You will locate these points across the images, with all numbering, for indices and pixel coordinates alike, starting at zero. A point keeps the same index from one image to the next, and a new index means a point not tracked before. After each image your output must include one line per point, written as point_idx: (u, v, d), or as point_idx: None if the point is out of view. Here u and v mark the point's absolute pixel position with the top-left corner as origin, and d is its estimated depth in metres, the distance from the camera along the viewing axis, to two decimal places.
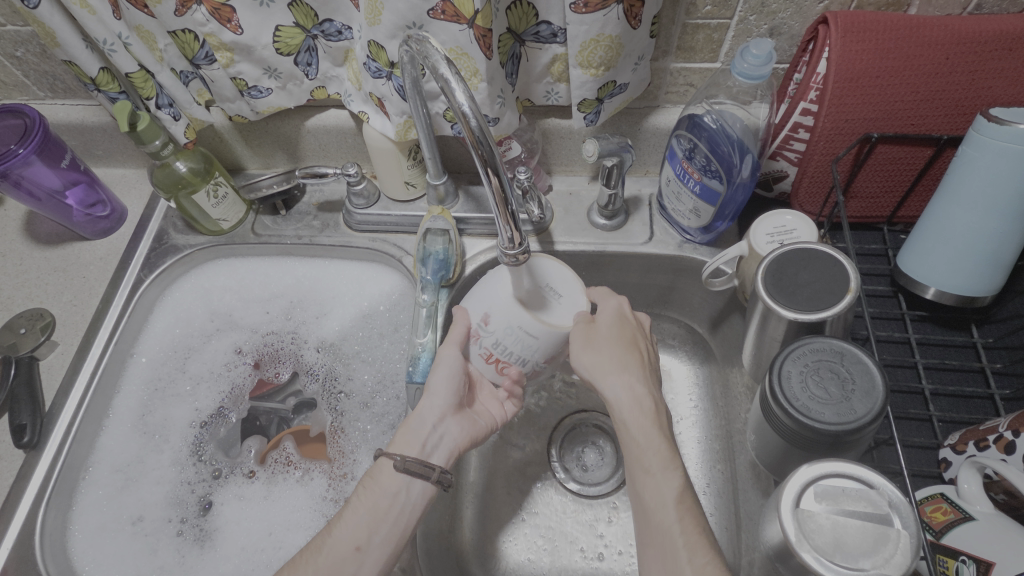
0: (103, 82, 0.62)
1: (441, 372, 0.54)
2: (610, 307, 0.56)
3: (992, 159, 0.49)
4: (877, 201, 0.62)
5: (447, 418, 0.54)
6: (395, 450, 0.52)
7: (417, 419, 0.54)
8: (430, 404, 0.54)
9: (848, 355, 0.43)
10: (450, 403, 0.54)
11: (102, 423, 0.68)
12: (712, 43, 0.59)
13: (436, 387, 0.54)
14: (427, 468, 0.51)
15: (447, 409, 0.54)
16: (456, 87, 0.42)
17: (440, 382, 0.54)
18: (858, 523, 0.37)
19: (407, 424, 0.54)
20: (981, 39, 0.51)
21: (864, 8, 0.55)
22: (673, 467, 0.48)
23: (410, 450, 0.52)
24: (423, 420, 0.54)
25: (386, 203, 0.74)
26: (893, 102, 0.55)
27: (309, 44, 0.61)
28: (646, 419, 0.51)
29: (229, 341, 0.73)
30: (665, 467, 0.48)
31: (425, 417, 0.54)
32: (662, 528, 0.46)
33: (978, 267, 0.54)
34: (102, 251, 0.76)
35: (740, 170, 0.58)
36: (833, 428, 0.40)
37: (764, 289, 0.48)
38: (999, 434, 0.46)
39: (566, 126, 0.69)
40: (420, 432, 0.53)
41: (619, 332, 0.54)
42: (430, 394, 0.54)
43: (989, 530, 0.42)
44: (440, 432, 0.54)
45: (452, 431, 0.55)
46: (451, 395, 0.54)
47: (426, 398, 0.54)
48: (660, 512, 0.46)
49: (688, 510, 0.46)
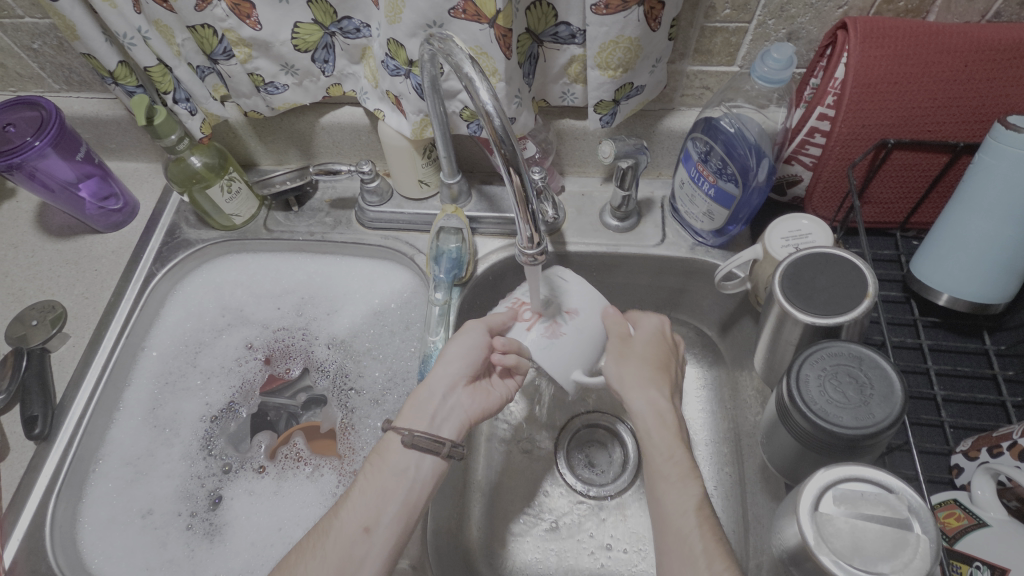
0: (120, 75, 0.62)
1: (461, 343, 0.55)
2: (650, 324, 0.57)
3: (1009, 166, 0.49)
4: (891, 206, 0.62)
5: (458, 389, 0.55)
6: (402, 424, 0.53)
7: (427, 390, 0.54)
8: (442, 373, 0.54)
9: (868, 360, 0.43)
10: (465, 373, 0.55)
11: (113, 416, 0.68)
12: (730, 47, 0.59)
13: (450, 354, 0.55)
14: (437, 443, 0.51)
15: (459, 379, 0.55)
16: (480, 86, 0.42)
17: (455, 353, 0.55)
18: (877, 527, 0.37)
19: (417, 396, 0.54)
20: (1000, 47, 0.51)
21: (883, 14, 0.55)
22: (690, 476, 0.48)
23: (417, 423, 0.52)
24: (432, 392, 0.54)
25: (399, 200, 0.74)
26: (910, 109, 0.55)
27: (326, 41, 0.61)
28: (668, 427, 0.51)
29: (241, 336, 0.73)
30: (683, 474, 0.48)
31: (434, 388, 0.54)
32: (680, 535, 0.45)
33: (993, 273, 0.54)
34: (114, 244, 0.76)
35: (755, 174, 0.58)
36: (851, 432, 0.40)
37: (781, 292, 0.49)
38: (1013, 441, 0.46)
39: (581, 127, 0.69)
40: (431, 404, 0.53)
41: (659, 352, 0.56)
42: (444, 362, 0.55)
43: (1003, 538, 0.42)
44: (450, 403, 0.54)
45: (462, 402, 0.55)
46: (466, 368, 0.54)
47: (441, 365, 0.55)
48: (677, 518, 0.46)
49: (707, 518, 0.45)
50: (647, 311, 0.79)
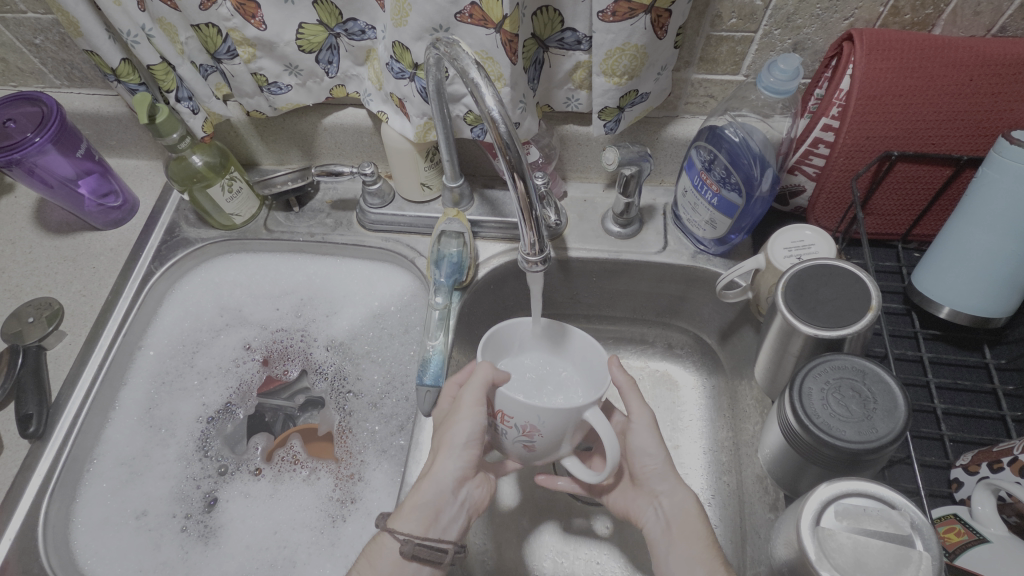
0: (123, 73, 0.62)
1: (460, 430, 0.53)
2: None
3: (1012, 181, 0.49)
4: (894, 218, 0.62)
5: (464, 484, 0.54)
6: (400, 525, 0.50)
7: (435, 484, 0.53)
8: (448, 468, 0.53)
9: (872, 373, 0.43)
10: (469, 466, 0.54)
11: (108, 415, 0.67)
12: (735, 56, 0.59)
13: (456, 450, 0.53)
14: (438, 551, 0.50)
15: (466, 471, 0.54)
16: (486, 92, 0.42)
17: (458, 440, 0.53)
18: (879, 543, 0.37)
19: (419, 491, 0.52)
20: (1006, 61, 0.51)
21: (889, 26, 0.55)
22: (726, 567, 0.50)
23: (415, 527, 0.50)
24: (441, 488, 0.52)
25: (401, 203, 0.73)
26: (914, 121, 0.55)
27: (331, 43, 0.61)
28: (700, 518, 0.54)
29: (239, 337, 0.73)
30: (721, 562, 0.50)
31: (444, 480, 0.53)
32: None
33: (994, 288, 0.54)
34: (113, 241, 0.76)
35: (760, 184, 0.58)
36: (853, 447, 0.40)
37: (784, 303, 0.48)
38: (1014, 457, 0.46)
39: (585, 133, 0.69)
40: (433, 503, 0.52)
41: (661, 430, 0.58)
42: (450, 456, 0.53)
43: (1003, 552, 0.42)
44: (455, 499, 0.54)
45: (469, 495, 0.55)
46: (469, 459, 0.54)
47: (448, 457, 0.53)
48: None
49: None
50: (647, 318, 0.79)
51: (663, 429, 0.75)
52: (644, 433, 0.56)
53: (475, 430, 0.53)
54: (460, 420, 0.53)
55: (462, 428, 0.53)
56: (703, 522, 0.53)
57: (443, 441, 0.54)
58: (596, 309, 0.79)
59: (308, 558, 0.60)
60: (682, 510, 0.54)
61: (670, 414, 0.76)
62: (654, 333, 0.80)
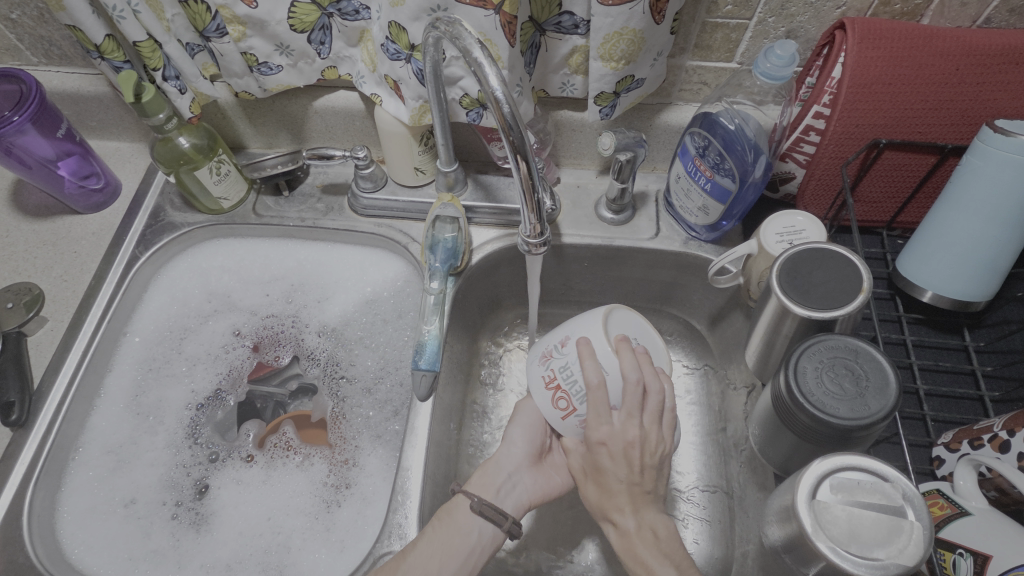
0: (107, 50, 0.60)
1: (518, 423, 0.60)
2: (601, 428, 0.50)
3: (995, 168, 0.51)
4: (879, 205, 0.64)
5: (522, 469, 0.58)
6: (472, 490, 0.55)
7: (496, 466, 0.58)
8: (508, 452, 0.58)
9: (864, 352, 0.44)
10: (527, 453, 0.58)
11: (93, 403, 0.66)
12: (729, 43, 0.60)
13: (514, 437, 0.59)
14: (501, 514, 0.54)
15: (523, 457, 0.58)
16: (489, 71, 0.42)
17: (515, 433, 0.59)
18: (872, 515, 0.37)
19: (486, 468, 0.57)
20: (991, 52, 0.53)
21: (879, 15, 0.56)
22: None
23: (484, 492, 0.55)
24: (500, 467, 0.57)
25: (393, 187, 0.73)
26: (902, 110, 0.56)
27: (323, 22, 0.60)
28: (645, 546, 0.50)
29: (228, 323, 0.72)
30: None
31: (503, 463, 0.58)
32: None
33: (975, 273, 0.56)
34: (95, 225, 0.74)
35: (753, 171, 0.59)
36: (847, 424, 0.41)
37: (779, 286, 0.49)
38: (994, 433, 0.48)
39: (579, 119, 0.69)
40: (498, 478, 0.57)
41: (602, 478, 0.52)
42: (508, 443, 0.59)
43: (985, 526, 0.44)
44: (513, 481, 0.57)
45: (525, 481, 0.58)
46: (527, 445, 0.58)
47: (506, 446, 0.59)
48: None
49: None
50: (639, 304, 0.80)
51: None
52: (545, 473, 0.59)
53: (532, 423, 0.59)
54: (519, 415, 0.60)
55: (521, 422, 0.59)
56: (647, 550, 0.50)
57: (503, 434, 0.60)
58: (587, 296, 0.80)
59: (303, 544, 0.59)
60: (620, 543, 0.52)
61: None
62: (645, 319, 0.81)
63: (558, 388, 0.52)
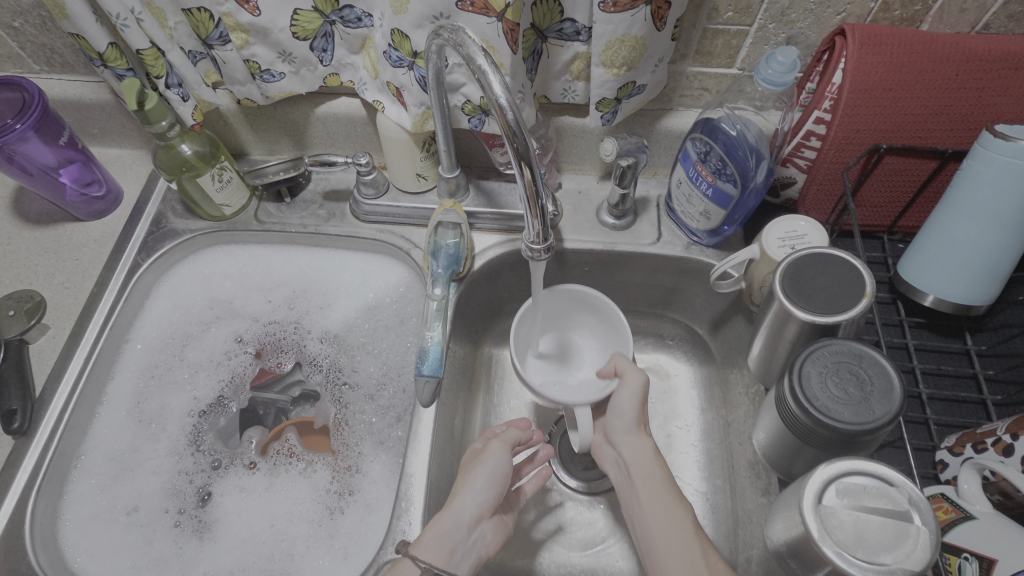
0: (110, 57, 0.60)
1: (484, 469, 0.55)
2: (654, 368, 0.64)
3: (995, 173, 0.51)
4: (880, 210, 0.64)
5: (482, 521, 0.53)
6: (419, 552, 0.49)
7: (452, 520, 0.52)
8: (469, 502, 0.53)
9: (869, 357, 0.44)
10: (489, 503, 0.54)
11: (96, 411, 0.66)
12: (730, 49, 0.60)
13: (479, 482, 0.54)
14: None
15: (484, 509, 0.53)
16: (493, 79, 0.42)
17: (481, 478, 0.55)
18: (879, 519, 0.37)
19: (440, 520, 0.51)
20: (990, 57, 0.53)
21: (879, 21, 0.56)
22: (681, 501, 0.52)
23: (435, 557, 0.49)
24: (459, 523, 0.52)
25: (395, 194, 0.73)
26: (903, 115, 0.57)
27: (326, 30, 0.60)
28: (659, 463, 0.55)
29: (230, 329, 0.71)
30: (677, 498, 0.53)
31: (462, 515, 0.52)
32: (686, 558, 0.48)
33: (977, 277, 0.56)
34: (97, 232, 0.74)
35: (754, 175, 0.59)
36: (851, 428, 0.41)
37: (782, 291, 0.49)
38: (998, 437, 0.48)
39: (580, 125, 0.70)
40: (454, 536, 0.51)
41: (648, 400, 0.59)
42: (472, 490, 0.54)
43: (990, 528, 0.44)
44: (473, 537, 0.52)
45: (486, 536, 0.53)
46: (490, 495, 0.54)
47: (467, 494, 0.54)
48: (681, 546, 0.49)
49: (709, 541, 0.49)
50: (640, 309, 0.80)
51: (657, 417, 0.76)
52: (626, 395, 0.58)
53: (497, 471, 0.55)
54: (486, 460, 0.56)
55: (488, 468, 0.55)
56: (663, 468, 0.55)
57: (465, 479, 0.55)
58: None
59: (306, 552, 0.59)
60: (638, 463, 0.56)
61: (665, 404, 0.77)
62: (646, 324, 0.81)
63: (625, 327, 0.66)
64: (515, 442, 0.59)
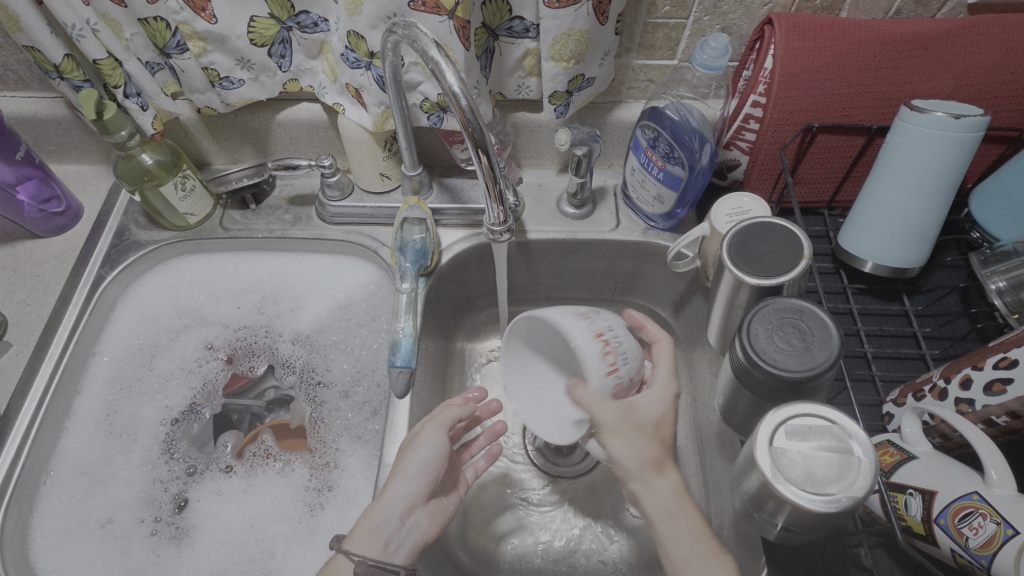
0: (66, 69, 0.60)
1: (417, 457, 0.55)
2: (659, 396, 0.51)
3: (914, 141, 0.56)
4: (818, 186, 0.69)
5: (415, 509, 0.54)
6: (352, 548, 0.50)
7: (383, 512, 0.52)
8: (400, 492, 0.53)
9: (809, 312, 0.47)
10: (421, 491, 0.54)
11: (64, 426, 0.65)
12: (670, 41, 0.64)
13: (411, 469, 0.54)
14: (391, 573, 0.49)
15: (416, 498, 0.54)
16: (446, 70, 0.44)
17: (412, 467, 0.54)
18: (824, 455, 0.40)
19: (371, 516, 0.51)
20: (902, 39, 0.58)
21: (802, 11, 0.61)
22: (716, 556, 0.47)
23: (368, 552, 0.49)
24: (390, 514, 0.52)
25: (360, 195, 0.75)
26: (831, 95, 0.61)
27: (283, 36, 0.62)
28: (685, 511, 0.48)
29: (200, 337, 0.72)
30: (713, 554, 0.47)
31: (394, 507, 0.52)
32: None
33: (908, 241, 0.61)
34: (57, 248, 0.73)
35: (699, 158, 0.63)
36: (796, 376, 0.44)
37: (729, 259, 0.53)
38: (933, 384, 0.52)
39: (536, 119, 0.73)
40: (387, 528, 0.51)
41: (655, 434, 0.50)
42: (403, 480, 0.54)
43: (928, 465, 0.47)
44: (407, 526, 0.53)
45: (421, 522, 0.54)
46: (422, 484, 0.54)
47: (398, 483, 0.54)
48: None
49: None
50: (605, 296, 0.84)
51: None
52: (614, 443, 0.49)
53: (431, 457, 0.55)
54: (420, 446, 0.55)
55: (420, 455, 0.55)
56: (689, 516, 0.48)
57: (398, 468, 0.55)
58: (556, 291, 0.84)
59: (287, 549, 0.59)
60: (660, 509, 0.48)
61: None
62: (612, 310, 0.85)
63: (608, 354, 0.52)
64: (454, 423, 0.58)
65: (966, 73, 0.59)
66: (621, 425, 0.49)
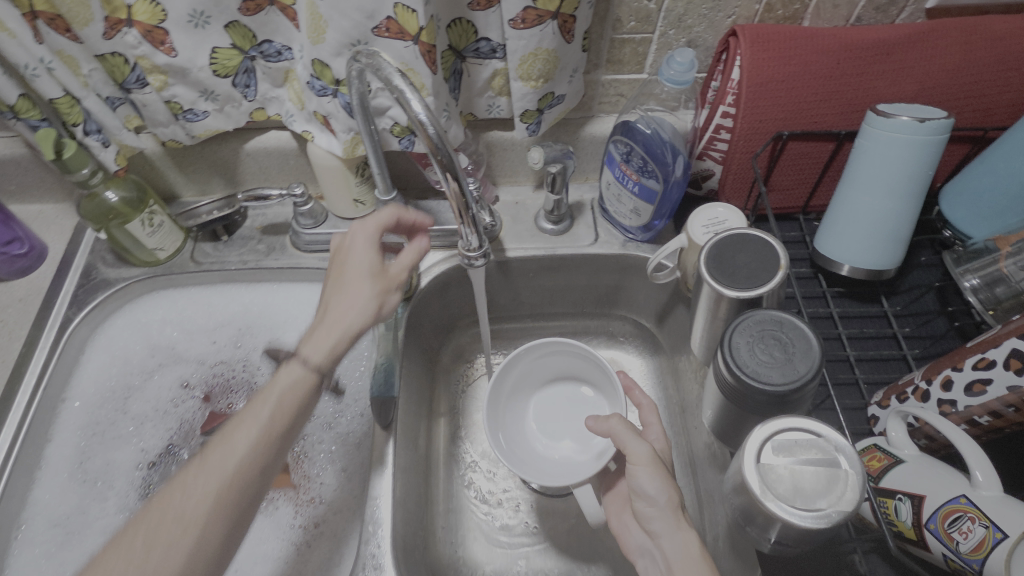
0: (22, 109, 0.58)
1: (362, 249, 0.55)
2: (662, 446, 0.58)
3: (881, 146, 0.57)
4: (792, 192, 0.69)
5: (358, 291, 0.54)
6: (307, 351, 0.51)
7: (348, 309, 0.52)
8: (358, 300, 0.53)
9: (790, 323, 0.47)
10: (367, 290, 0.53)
11: (34, 476, 0.62)
12: (638, 56, 0.64)
13: (361, 249, 0.55)
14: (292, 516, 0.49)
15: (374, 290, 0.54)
16: (411, 97, 0.43)
17: (365, 263, 0.54)
18: (812, 468, 0.39)
19: (321, 327, 0.52)
20: (863, 46, 0.59)
21: (765, 21, 0.61)
22: None
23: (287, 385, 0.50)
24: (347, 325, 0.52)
25: (334, 221, 0.74)
26: (798, 103, 0.62)
27: (247, 66, 0.61)
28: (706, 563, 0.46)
29: (175, 375, 0.70)
30: None
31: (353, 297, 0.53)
32: None
33: (883, 244, 0.61)
34: (22, 291, 0.71)
35: (673, 170, 0.64)
36: (780, 389, 0.43)
37: (707, 273, 0.52)
38: (915, 385, 0.51)
39: (509, 138, 0.72)
40: (344, 330, 0.52)
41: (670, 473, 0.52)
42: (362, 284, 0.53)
43: (915, 469, 0.47)
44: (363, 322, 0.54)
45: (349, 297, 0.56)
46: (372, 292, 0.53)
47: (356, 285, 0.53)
48: None
49: None
50: (588, 310, 0.84)
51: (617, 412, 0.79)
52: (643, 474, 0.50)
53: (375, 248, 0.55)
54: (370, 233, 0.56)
55: (365, 251, 0.55)
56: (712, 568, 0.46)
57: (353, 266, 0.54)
58: (539, 307, 0.83)
59: None
60: (683, 557, 0.46)
61: None
62: (596, 324, 0.85)
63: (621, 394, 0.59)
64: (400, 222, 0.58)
65: (928, 77, 0.60)
66: (652, 462, 0.51)
